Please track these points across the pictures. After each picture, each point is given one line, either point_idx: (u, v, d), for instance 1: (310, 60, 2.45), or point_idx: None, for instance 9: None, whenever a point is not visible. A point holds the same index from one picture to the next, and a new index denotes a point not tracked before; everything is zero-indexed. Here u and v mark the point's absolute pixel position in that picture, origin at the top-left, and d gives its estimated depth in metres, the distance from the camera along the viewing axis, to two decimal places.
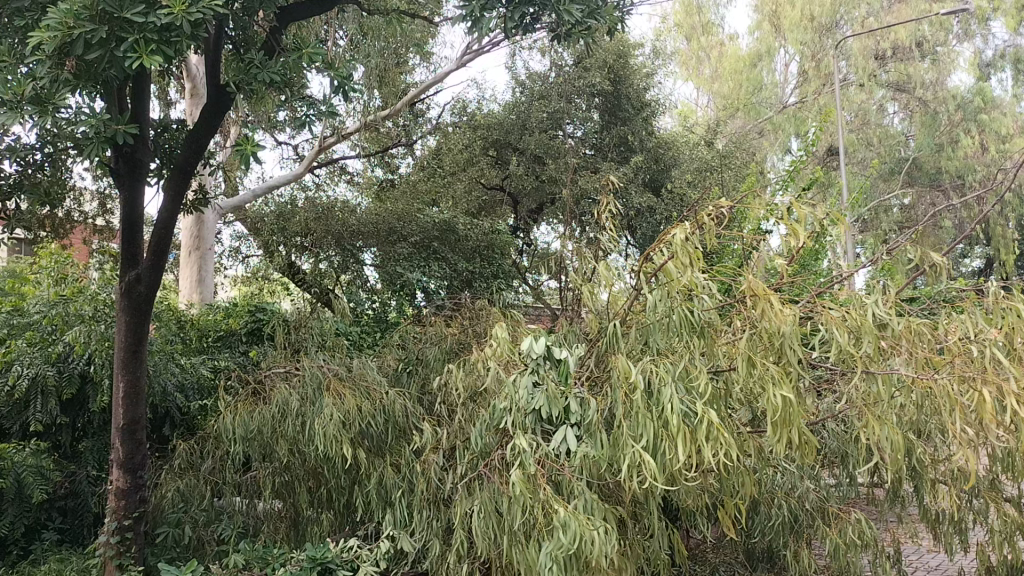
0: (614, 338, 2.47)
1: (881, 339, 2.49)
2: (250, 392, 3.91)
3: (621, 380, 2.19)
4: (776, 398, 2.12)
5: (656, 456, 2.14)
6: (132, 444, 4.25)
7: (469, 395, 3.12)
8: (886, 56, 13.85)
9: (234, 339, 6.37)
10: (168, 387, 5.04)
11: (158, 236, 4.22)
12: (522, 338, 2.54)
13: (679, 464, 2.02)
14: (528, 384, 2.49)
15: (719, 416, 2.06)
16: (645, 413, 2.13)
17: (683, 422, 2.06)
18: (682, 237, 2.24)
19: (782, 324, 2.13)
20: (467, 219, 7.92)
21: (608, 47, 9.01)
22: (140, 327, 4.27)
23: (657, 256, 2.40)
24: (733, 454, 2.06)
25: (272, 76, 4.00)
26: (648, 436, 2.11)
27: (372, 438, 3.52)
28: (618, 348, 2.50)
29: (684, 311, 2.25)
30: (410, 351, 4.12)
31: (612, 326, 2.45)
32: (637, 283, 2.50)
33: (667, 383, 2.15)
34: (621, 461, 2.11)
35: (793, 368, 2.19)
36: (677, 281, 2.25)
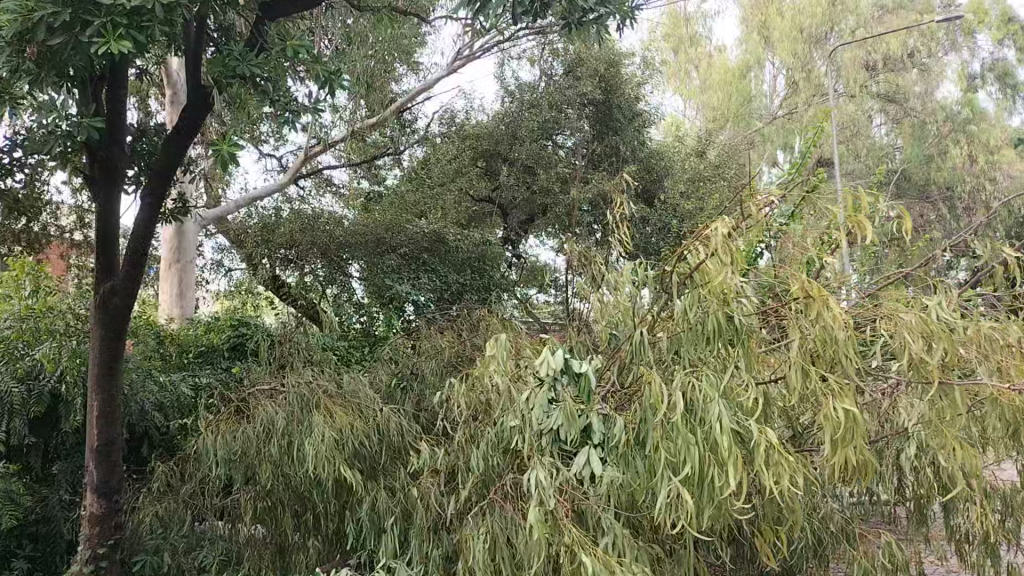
0: (642, 347, 2.27)
1: (950, 347, 2.26)
2: (233, 411, 3.68)
3: (659, 396, 1.99)
4: (836, 413, 1.92)
5: (699, 484, 1.93)
6: (106, 466, 4.03)
7: (471, 414, 2.89)
8: (876, 68, 13.55)
9: (216, 355, 6.10)
10: (146, 406, 4.78)
11: (135, 244, 4.00)
12: (537, 352, 2.38)
13: (730, 493, 1.82)
14: (544, 401, 2.31)
15: (775, 439, 1.90)
16: (685, 432, 1.93)
17: (732, 445, 1.87)
18: (722, 234, 2.07)
19: (838, 331, 1.93)
20: (457, 230, 7.78)
21: (599, 56, 8.81)
22: (115, 342, 4.03)
23: (690, 256, 2.22)
24: (791, 481, 1.87)
25: (252, 69, 3.76)
26: (692, 462, 1.91)
27: (365, 459, 3.29)
28: (643, 360, 2.29)
29: (721, 317, 2.06)
30: (404, 366, 3.90)
31: (638, 335, 2.26)
32: (667, 290, 2.31)
33: (713, 400, 1.95)
34: (662, 491, 1.90)
35: (851, 381, 1.99)
36: (714, 283, 2.07)
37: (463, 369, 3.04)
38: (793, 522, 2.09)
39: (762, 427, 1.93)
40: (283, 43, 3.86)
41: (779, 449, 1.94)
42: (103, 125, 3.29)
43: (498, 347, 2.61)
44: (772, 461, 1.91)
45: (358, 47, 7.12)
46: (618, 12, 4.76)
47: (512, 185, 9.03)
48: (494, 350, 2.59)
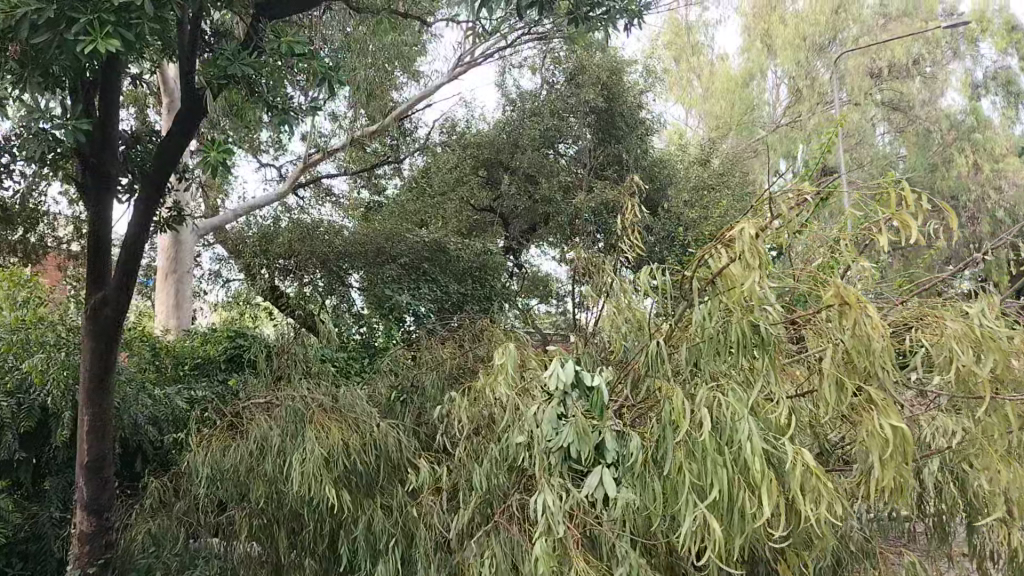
0: (658, 359, 2.14)
1: (1002, 358, 2.09)
2: (227, 425, 3.56)
3: (683, 412, 1.86)
4: (882, 429, 1.79)
5: (728, 508, 1.82)
6: (96, 482, 3.91)
7: (475, 430, 2.76)
8: (881, 75, 13.42)
9: (212, 367, 5.95)
10: (140, 420, 4.66)
11: (127, 254, 3.88)
12: (546, 364, 2.25)
13: (762, 520, 1.71)
14: (553, 417, 2.17)
15: (814, 461, 1.77)
16: (712, 453, 1.81)
17: (764, 467, 1.75)
18: (751, 235, 1.93)
19: (877, 341, 1.81)
20: (458, 239, 7.75)
21: (601, 63, 8.69)
22: (106, 354, 3.91)
23: (712, 261, 2.08)
24: (829, 507, 1.75)
25: (244, 68, 3.58)
26: (720, 486, 1.80)
27: (362, 477, 3.17)
28: (659, 372, 2.16)
29: (745, 325, 1.93)
30: (403, 378, 3.77)
31: (654, 345, 2.13)
32: (686, 297, 2.18)
33: (745, 419, 1.83)
34: (688, 517, 1.78)
35: (893, 397, 1.85)
36: (737, 289, 1.94)
37: (467, 382, 2.91)
38: (822, 547, 1.96)
39: (795, 445, 1.81)
40: (278, 41, 3.71)
41: (817, 471, 1.81)
42: (87, 127, 3.17)
43: (507, 356, 2.50)
44: (809, 485, 1.79)
45: (358, 53, 7.01)
46: (627, 10, 4.56)
47: (515, 195, 8.94)
48: (503, 357, 2.50)
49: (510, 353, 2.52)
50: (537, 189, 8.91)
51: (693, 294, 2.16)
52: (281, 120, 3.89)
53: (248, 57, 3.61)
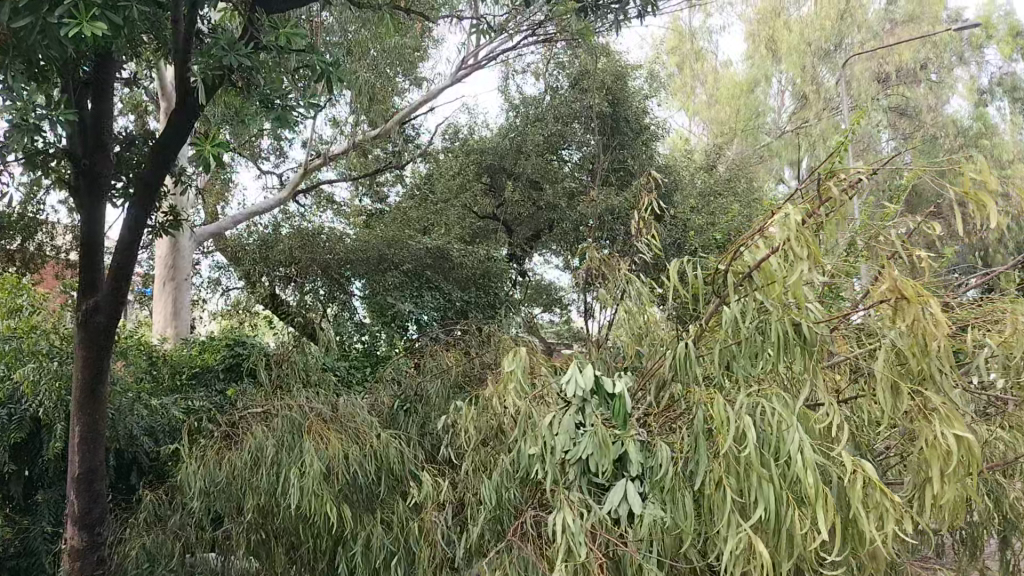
0: (689, 361, 1.98)
1: None
2: (223, 436, 3.42)
3: (723, 421, 1.70)
4: (946, 440, 1.66)
5: (775, 528, 1.67)
6: (88, 495, 3.78)
7: (486, 441, 2.62)
8: (888, 79, 13.19)
9: (210, 376, 5.81)
10: (136, 431, 4.53)
11: (120, 257, 3.76)
12: (564, 369, 2.11)
13: (817, 541, 1.56)
14: (571, 424, 2.04)
15: (878, 477, 1.61)
16: (756, 467, 1.66)
17: (817, 482, 1.60)
18: (799, 220, 1.77)
19: (944, 337, 1.64)
20: (462, 245, 7.49)
21: (604, 68, 8.54)
22: (99, 362, 3.78)
23: (749, 251, 1.91)
24: (892, 527, 1.60)
25: (240, 58, 3.39)
26: (767, 503, 1.65)
27: (363, 489, 3.03)
28: (687, 378, 2.02)
29: (786, 324, 1.78)
30: (407, 387, 3.62)
31: (684, 347, 1.97)
32: (717, 294, 2.02)
33: (789, 429, 1.68)
34: (733, 538, 1.63)
35: (959, 405, 1.71)
36: (779, 285, 1.79)
37: (475, 390, 2.76)
38: (874, 567, 1.81)
39: (852, 456, 1.65)
40: (275, 33, 3.50)
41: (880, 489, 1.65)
42: (70, 119, 3.02)
43: (516, 361, 2.35)
44: (871, 501, 1.64)
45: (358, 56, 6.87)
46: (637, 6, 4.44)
47: (518, 203, 8.91)
48: (510, 362, 2.33)
49: (519, 359, 2.33)
50: (541, 195, 8.82)
51: (724, 290, 2.01)
52: (279, 114, 3.71)
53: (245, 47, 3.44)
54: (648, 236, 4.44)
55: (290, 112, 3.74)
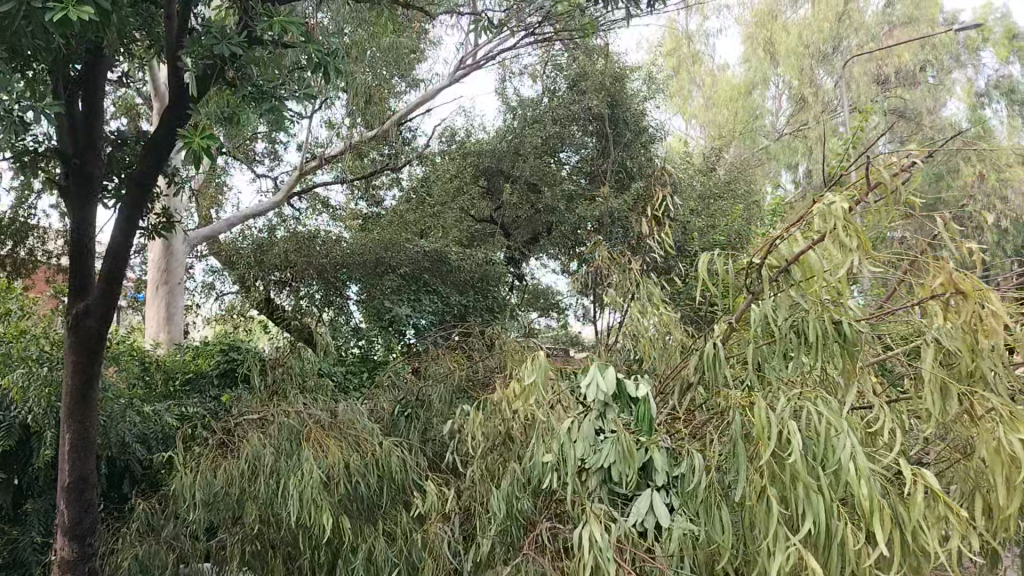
0: (717, 363, 1.89)
1: None
2: (218, 443, 3.31)
3: (763, 428, 1.60)
4: (1014, 443, 1.59)
5: (825, 543, 1.56)
6: (78, 505, 3.66)
7: (493, 447, 2.52)
8: (888, 81, 13.06)
9: (204, 382, 5.69)
10: (128, 438, 4.42)
11: (110, 261, 3.64)
12: (583, 372, 2.01)
13: (873, 558, 1.44)
14: (591, 431, 1.94)
15: (942, 487, 1.50)
16: (801, 477, 1.55)
17: (872, 492, 1.49)
18: (843, 209, 1.72)
19: (1006, 330, 1.62)
20: (460, 248, 7.39)
21: (603, 69, 8.48)
22: (89, 367, 3.67)
23: (784, 246, 1.85)
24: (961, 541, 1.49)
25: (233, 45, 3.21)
26: (816, 516, 1.53)
27: (364, 500, 2.92)
28: (715, 381, 1.92)
29: (827, 323, 1.72)
30: (408, 393, 3.52)
31: (713, 347, 1.87)
32: (748, 293, 1.93)
33: (832, 436, 1.59)
34: (781, 554, 1.52)
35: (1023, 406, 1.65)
36: (822, 279, 1.72)
37: (482, 395, 2.66)
38: None
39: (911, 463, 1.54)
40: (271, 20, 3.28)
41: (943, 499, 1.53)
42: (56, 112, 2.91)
43: (537, 367, 2.19)
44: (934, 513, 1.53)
45: (355, 56, 6.78)
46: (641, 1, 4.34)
47: (514, 204, 8.75)
48: (532, 371, 2.18)
49: (542, 366, 2.18)
50: (539, 198, 8.75)
51: (757, 287, 1.95)
52: (275, 107, 3.51)
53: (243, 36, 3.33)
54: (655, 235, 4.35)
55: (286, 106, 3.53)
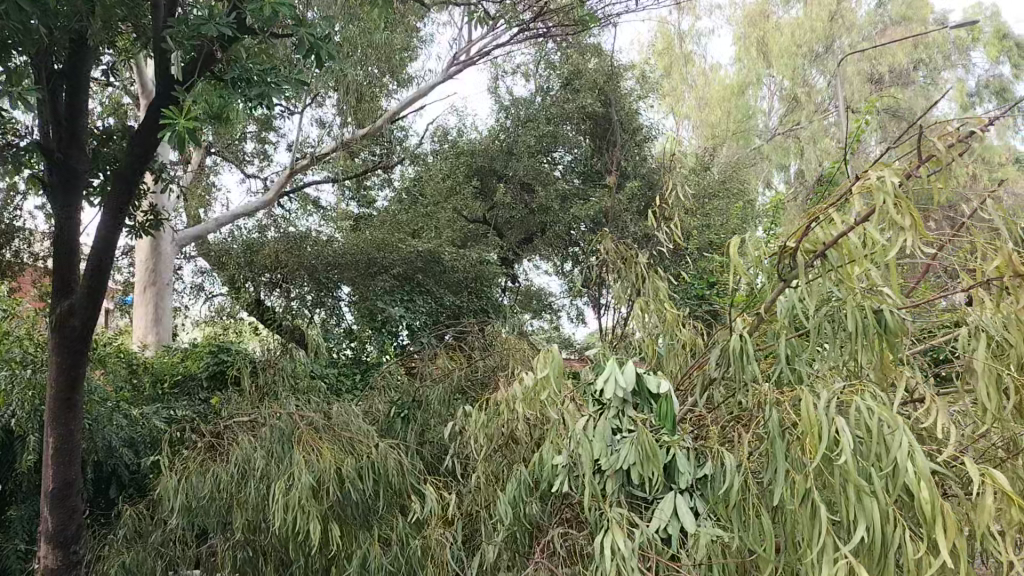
0: (743, 355, 1.80)
1: None
2: (207, 446, 3.21)
3: (813, 427, 1.48)
4: None
5: (880, 554, 1.44)
6: (63, 511, 3.54)
7: (496, 449, 2.41)
8: (881, 80, 12.98)
9: (193, 385, 5.54)
10: (114, 443, 4.30)
11: (95, 260, 3.53)
12: (599, 368, 1.92)
13: (935, 569, 1.33)
14: (607, 431, 1.85)
15: (1009, 490, 1.39)
16: (851, 480, 1.43)
17: (932, 497, 1.38)
18: (892, 186, 1.57)
19: None
20: (454, 249, 7.30)
21: (596, 68, 8.55)
22: (73, 369, 3.55)
23: (820, 227, 1.72)
24: None
25: (220, 28, 3.04)
26: (870, 523, 1.41)
27: (359, 505, 2.81)
28: (738, 377, 1.83)
29: (865, 314, 1.64)
30: (404, 393, 3.41)
31: (739, 341, 1.78)
32: (780, 274, 1.82)
33: (869, 436, 1.48)
34: (832, 564, 1.40)
35: None
36: (865, 263, 1.58)
37: (484, 394, 2.56)
38: None
39: (970, 464, 1.43)
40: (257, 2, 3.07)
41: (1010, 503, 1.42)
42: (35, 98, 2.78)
43: (550, 361, 2.00)
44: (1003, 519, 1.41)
45: (347, 52, 6.67)
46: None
47: (508, 205, 8.69)
48: (546, 365, 1.99)
49: (556, 361, 1.99)
50: (534, 198, 8.70)
51: (788, 273, 1.83)
52: (261, 91, 3.32)
53: (231, 16, 3.19)
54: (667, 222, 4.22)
55: (274, 92, 3.35)
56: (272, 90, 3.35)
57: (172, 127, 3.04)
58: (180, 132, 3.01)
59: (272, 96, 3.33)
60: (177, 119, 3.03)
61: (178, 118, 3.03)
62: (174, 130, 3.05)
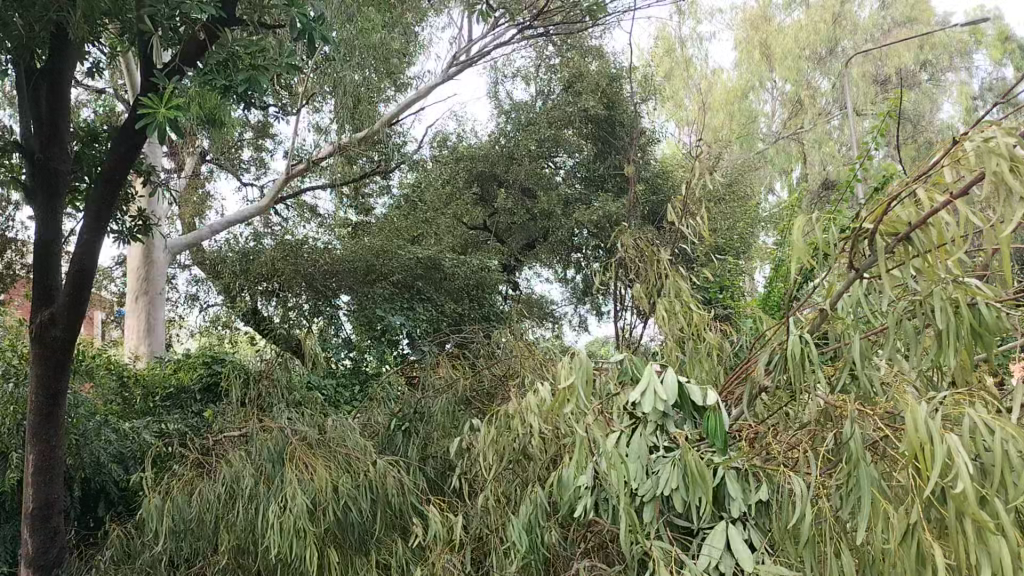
0: (806, 361, 1.55)
1: None
2: (195, 463, 3.01)
3: (918, 448, 1.32)
4: None
5: None
6: (44, 531, 3.34)
7: (505, 467, 2.23)
8: (886, 82, 12.81)
9: (186, 397, 5.39)
10: (103, 459, 4.10)
11: (76, 265, 3.33)
12: (635, 375, 1.66)
13: None
14: (644, 450, 1.64)
15: None
16: (970, 515, 1.26)
17: None
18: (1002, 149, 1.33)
19: None
20: (454, 255, 7.16)
21: (599, 71, 8.39)
22: (55, 382, 3.35)
23: (902, 205, 1.48)
24: None
25: (204, 9, 2.85)
26: (988, 566, 1.25)
27: (355, 529, 2.61)
28: (801, 383, 1.56)
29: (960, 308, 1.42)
30: (405, 404, 3.21)
31: (800, 342, 1.50)
32: (855, 255, 1.56)
33: (994, 460, 1.32)
34: None
35: None
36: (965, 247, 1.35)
37: (494, 406, 2.37)
38: None
39: None
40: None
41: None
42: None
43: (575, 367, 1.75)
44: None
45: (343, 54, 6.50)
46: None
47: (509, 210, 8.48)
48: (571, 373, 1.74)
49: (583, 367, 1.74)
50: (535, 203, 8.51)
51: (862, 258, 1.57)
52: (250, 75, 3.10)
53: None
54: (688, 219, 4.00)
55: (263, 76, 3.14)
56: (261, 73, 3.12)
57: (151, 119, 2.87)
58: (161, 122, 2.82)
59: (260, 80, 3.12)
60: (156, 110, 2.86)
61: (157, 108, 2.85)
62: (155, 121, 2.88)
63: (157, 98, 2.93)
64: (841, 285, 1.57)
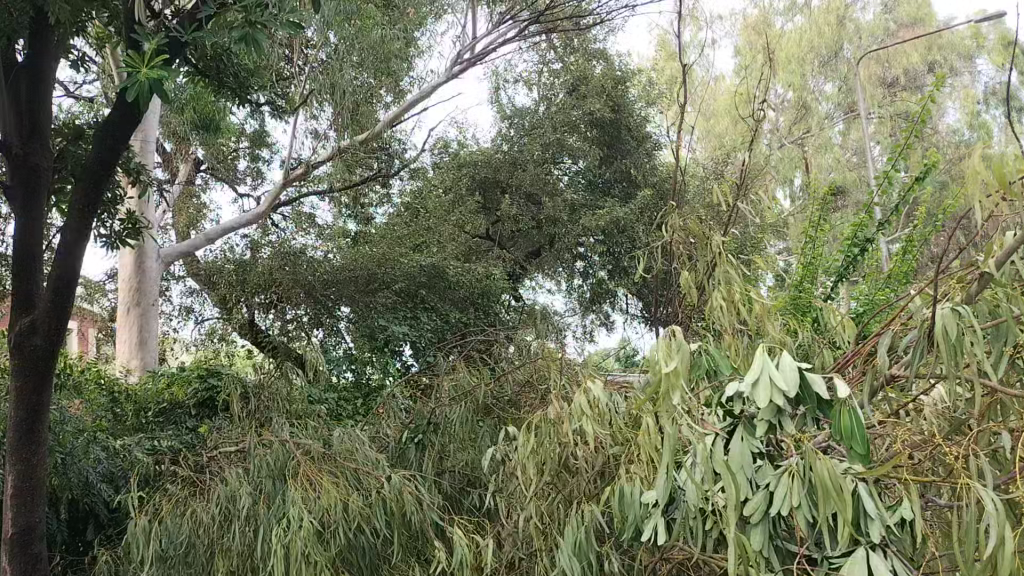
0: (964, 339, 1.27)
1: None
2: (189, 481, 2.76)
3: None
4: None
5: None
6: (25, 558, 3.07)
7: (539, 481, 1.99)
8: (894, 84, 12.62)
9: (181, 413, 5.04)
10: (92, 478, 3.84)
11: (57, 270, 3.08)
12: (747, 356, 1.40)
13: None
14: (745, 456, 1.40)
15: None
16: None
17: None
18: None
19: None
20: (458, 263, 6.82)
21: (604, 73, 8.16)
22: (36, 396, 3.09)
23: None
24: None
25: None
26: None
27: (367, 554, 2.37)
28: (955, 369, 1.27)
29: None
30: (421, 414, 2.96)
31: (952, 316, 1.25)
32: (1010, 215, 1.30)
33: None
34: None
35: None
36: None
37: (532, 415, 2.11)
38: None
39: None
40: None
41: None
42: None
43: (675, 350, 1.54)
44: None
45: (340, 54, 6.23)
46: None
47: (513, 216, 8.20)
48: (674, 357, 1.53)
49: (684, 351, 1.53)
50: (540, 210, 8.24)
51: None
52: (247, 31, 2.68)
53: None
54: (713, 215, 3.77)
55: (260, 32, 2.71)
56: (258, 33, 2.70)
57: (132, 80, 2.44)
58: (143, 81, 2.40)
59: (256, 37, 2.69)
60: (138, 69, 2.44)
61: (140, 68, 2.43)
62: (136, 84, 2.45)
63: (141, 57, 2.50)
64: (1010, 243, 1.27)
